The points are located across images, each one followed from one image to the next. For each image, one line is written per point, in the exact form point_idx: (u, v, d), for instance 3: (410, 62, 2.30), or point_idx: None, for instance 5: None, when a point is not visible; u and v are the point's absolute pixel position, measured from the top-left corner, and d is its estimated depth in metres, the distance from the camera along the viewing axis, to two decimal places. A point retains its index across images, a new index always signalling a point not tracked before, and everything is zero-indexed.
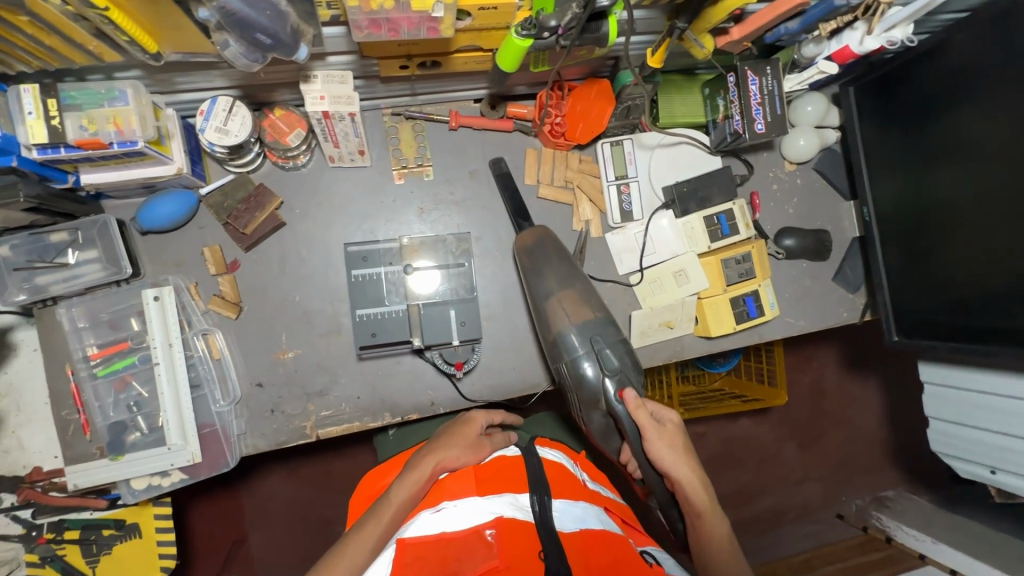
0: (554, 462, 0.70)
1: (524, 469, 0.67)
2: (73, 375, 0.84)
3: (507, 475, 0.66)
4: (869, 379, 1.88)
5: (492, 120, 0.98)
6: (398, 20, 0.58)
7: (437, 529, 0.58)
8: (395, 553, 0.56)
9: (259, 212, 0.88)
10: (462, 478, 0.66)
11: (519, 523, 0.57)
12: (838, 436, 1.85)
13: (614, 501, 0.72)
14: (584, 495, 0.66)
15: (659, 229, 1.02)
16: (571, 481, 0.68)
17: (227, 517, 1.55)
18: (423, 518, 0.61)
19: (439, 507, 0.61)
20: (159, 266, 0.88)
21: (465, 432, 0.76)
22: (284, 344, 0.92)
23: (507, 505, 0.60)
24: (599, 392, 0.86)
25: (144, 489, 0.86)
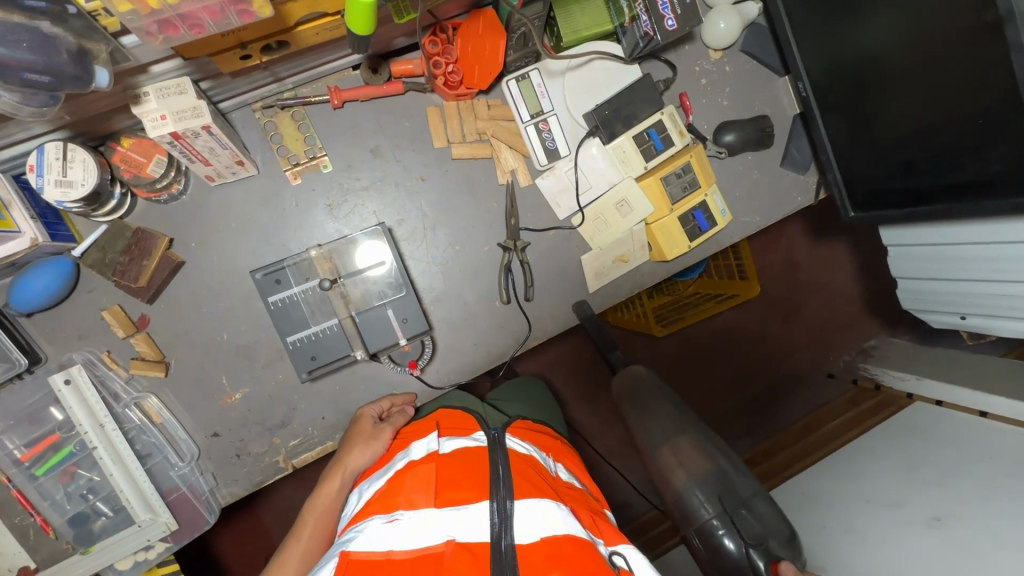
0: (522, 455, 0.66)
1: (487, 469, 0.63)
2: (9, 482, 0.77)
3: (471, 472, 0.62)
4: (838, 243, 1.88)
5: (379, 86, 0.86)
6: (194, 13, 0.47)
7: (385, 547, 0.53)
8: (339, 571, 0.52)
9: (147, 260, 0.78)
10: (421, 474, 0.61)
11: (471, 546, 0.54)
12: (817, 306, 1.88)
13: (581, 494, 0.68)
14: (550, 490, 0.61)
15: (590, 160, 0.94)
16: (536, 472, 0.64)
17: (253, 537, 1.56)
18: (375, 527, 0.56)
19: (394, 515, 0.57)
20: (60, 343, 0.80)
21: (359, 438, 0.78)
22: (227, 386, 0.85)
23: (460, 522, 0.56)
24: (745, 564, 0.77)
25: (132, 567, 0.84)
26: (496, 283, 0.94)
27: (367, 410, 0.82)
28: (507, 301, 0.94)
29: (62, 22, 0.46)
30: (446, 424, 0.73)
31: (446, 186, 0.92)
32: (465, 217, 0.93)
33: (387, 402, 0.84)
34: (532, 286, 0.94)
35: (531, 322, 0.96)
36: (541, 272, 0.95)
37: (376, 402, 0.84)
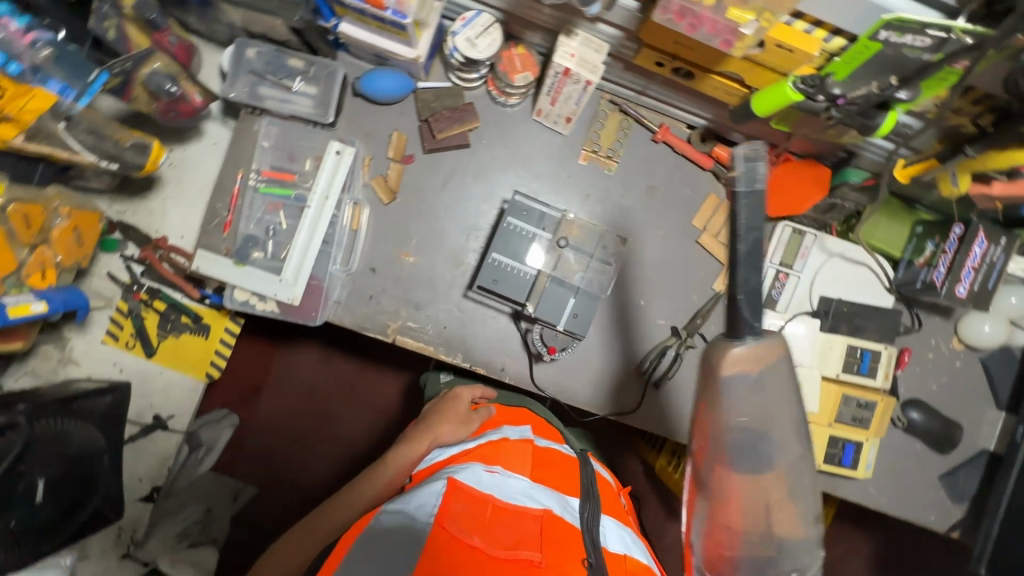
0: (601, 477, 0.78)
1: (574, 473, 0.73)
2: (242, 180, 0.92)
3: (559, 470, 0.72)
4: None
5: (696, 151, 0.96)
6: (704, 20, 0.58)
7: (488, 488, 0.63)
8: (449, 492, 0.61)
9: (457, 125, 0.92)
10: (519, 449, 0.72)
11: (564, 521, 0.63)
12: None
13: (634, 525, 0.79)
14: (622, 516, 0.72)
15: (797, 332, 0.95)
16: (610, 495, 0.76)
17: (252, 364, 1.42)
18: (477, 469, 0.66)
19: (493, 468, 0.67)
20: (352, 128, 0.93)
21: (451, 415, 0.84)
22: (410, 247, 0.95)
23: (550, 499, 0.65)
24: None
25: (240, 303, 0.91)
26: (644, 351, 0.98)
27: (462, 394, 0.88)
28: (641, 371, 0.97)
29: None
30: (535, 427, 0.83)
31: (674, 254, 0.99)
32: (667, 287, 0.99)
33: (482, 391, 0.90)
34: (669, 377, 0.98)
35: (643, 401, 0.98)
36: (683, 372, 0.99)
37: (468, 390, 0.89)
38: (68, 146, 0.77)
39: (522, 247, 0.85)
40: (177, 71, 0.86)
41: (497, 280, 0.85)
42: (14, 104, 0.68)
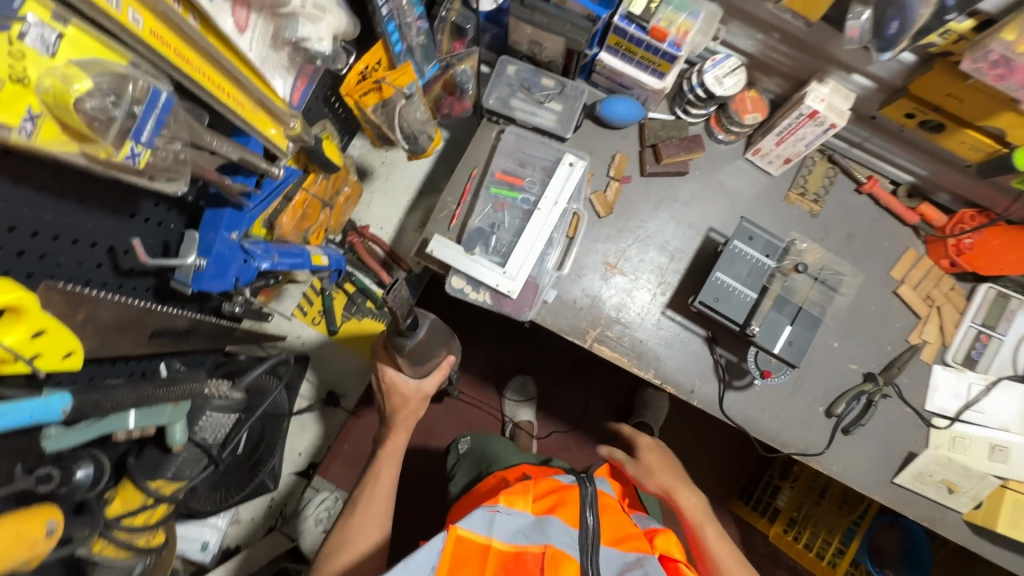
0: (604, 502, 0.84)
1: (580, 507, 0.78)
2: (474, 178, 1.00)
3: (564, 496, 0.80)
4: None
5: (901, 206, 1.00)
6: (1016, 70, 0.64)
7: (487, 533, 0.71)
8: (449, 544, 0.69)
9: (683, 153, 0.98)
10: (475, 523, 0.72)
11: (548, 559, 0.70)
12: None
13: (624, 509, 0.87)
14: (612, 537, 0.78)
15: (1005, 396, 0.94)
16: (615, 513, 0.83)
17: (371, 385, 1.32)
18: (479, 515, 0.73)
19: (495, 507, 0.75)
20: (579, 145, 1.01)
21: (399, 386, 0.97)
22: (617, 260, 1.00)
23: (555, 534, 0.73)
24: None
25: (455, 290, 0.97)
26: (837, 395, 0.97)
27: (396, 358, 0.91)
28: (831, 414, 0.97)
29: (934, 15, 0.65)
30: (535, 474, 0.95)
31: (872, 303, 0.99)
32: (863, 333, 0.99)
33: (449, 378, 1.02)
34: (860, 425, 0.96)
35: (831, 445, 0.97)
36: (875, 422, 0.97)
37: (389, 361, 0.97)
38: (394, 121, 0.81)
39: (745, 270, 0.88)
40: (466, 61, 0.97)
41: (718, 298, 0.88)
42: (374, 67, 0.77)
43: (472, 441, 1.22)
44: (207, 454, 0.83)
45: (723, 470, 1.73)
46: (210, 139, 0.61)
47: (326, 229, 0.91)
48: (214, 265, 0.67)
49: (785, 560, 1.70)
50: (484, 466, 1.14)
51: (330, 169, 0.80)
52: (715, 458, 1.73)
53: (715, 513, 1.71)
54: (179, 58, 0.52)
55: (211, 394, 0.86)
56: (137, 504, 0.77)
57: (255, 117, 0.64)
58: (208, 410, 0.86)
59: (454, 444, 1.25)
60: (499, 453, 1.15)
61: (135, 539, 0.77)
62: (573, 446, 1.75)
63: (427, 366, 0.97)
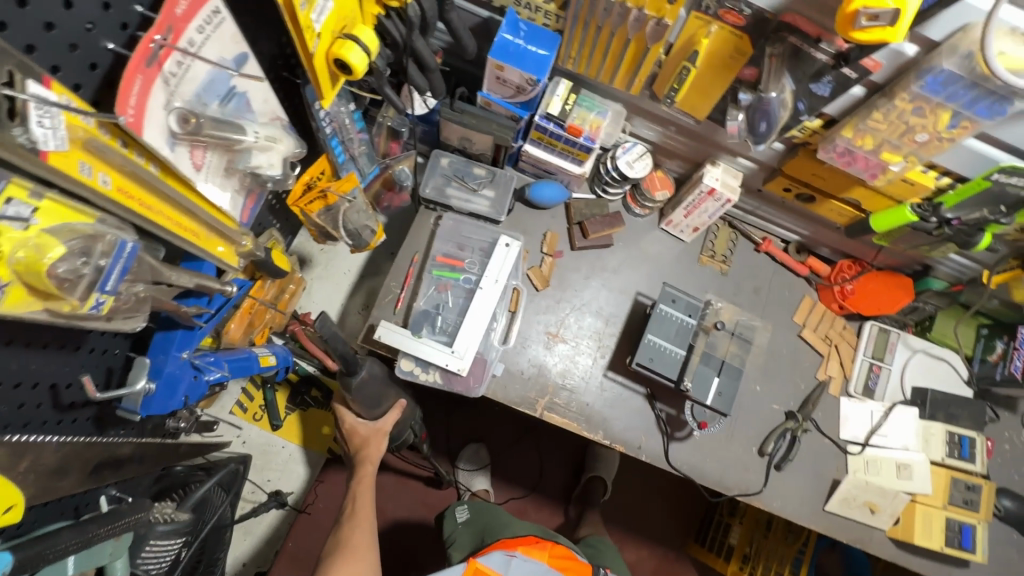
0: None
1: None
2: (416, 263, 1.04)
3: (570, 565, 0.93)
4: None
5: (793, 260, 1.15)
6: (859, 157, 0.80)
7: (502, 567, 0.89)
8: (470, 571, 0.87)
9: (606, 228, 1.09)
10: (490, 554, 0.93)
11: None
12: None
13: None
14: None
15: (901, 418, 1.07)
16: None
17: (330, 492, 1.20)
18: (500, 554, 0.90)
19: (511, 553, 0.91)
20: (513, 225, 1.09)
21: (357, 429, 1.03)
22: (558, 328, 1.06)
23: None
24: None
25: (406, 372, 0.98)
26: (766, 434, 1.07)
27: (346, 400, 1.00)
28: (763, 453, 1.05)
29: (792, 117, 0.80)
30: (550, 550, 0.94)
31: (782, 347, 1.12)
32: (779, 374, 1.10)
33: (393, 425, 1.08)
34: (789, 460, 1.05)
35: (768, 483, 1.05)
36: (801, 455, 1.07)
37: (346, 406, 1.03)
38: (338, 223, 0.89)
39: (672, 330, 0.97)
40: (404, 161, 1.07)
41: (652, 358, 0.95)
42: (319, 176, 0.87)
43: (471, 511, 1.19)
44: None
45: (676, 513, 1.77)
46: (170, 274, 0.65)
47: (269, 327, 0.95)
48: (163, 386, 0.71)
49: None
50: (489, 537, 1.13)
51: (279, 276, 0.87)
52: (667, 502, 1.78)
53: (675, 560, 1.74)
54: (140, 206, 0.57)
55: (156, 519, 0.79)
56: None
57: (208, 243, 0.69)
58: (151, 538, 0.76)
59: (449, 512, 1.20)
60: (504, 523, 1.14)
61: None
62: (530, 510, 1.74)
63: (381, 408, 1.03)
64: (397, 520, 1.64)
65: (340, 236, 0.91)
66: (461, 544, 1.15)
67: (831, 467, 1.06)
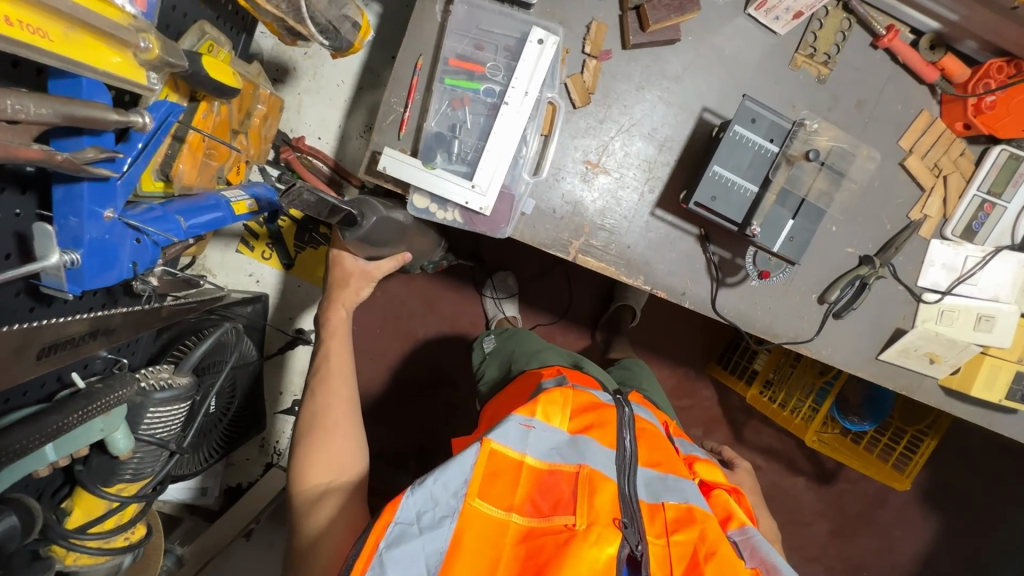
0: (647, 425, 0.84)
1: (616, 433, 0.76)
2: (422, 70, 0.81)
3: (599, 429, 0.76)
4: (932, 517, 1.89)
5: (921, 60, 0.86)
6: None
7: (520, 448, 0.69)
8: (483, 461, 0.67)
9: (675, 16, 0.80)
10: (503, 457, 0.68)
11: (597, 474, 0.69)
12: (871, 541, 1.89)
13: (657, 432, 0.85)
14: (662, 464, 0.77)
15: (998, 267, 0.92)
16: (659, 439, 0.83)
17: None
18: (513, 426, 0.71)
19: (529, 423, 0.72)
20: (548, 12, 0.82)
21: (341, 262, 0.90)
22: (598, 158, 0.87)
23: (590, 454, 0.71)
24: None
25: (420, 210, 0.84)
26: (830, 281, 0.93)
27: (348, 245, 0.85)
28: (822, 301, 0.94)
29: None
30: (571, 376, 0.90)
31: (875, 179, 0.91)
32: (862, 213, 0.92)
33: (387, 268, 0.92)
34: (852, 308, 0.94)
35: (820, 332, 0.95)
36: (865, 305, 0.95)
37: (345, 248, 0.90)
38: (298, 11, 0.62)
39: (746, 160, 0.77)
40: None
41: (715, 197, 0.78)
42: None
43: (498, 340, 1.17)
44: (167, 447, 0.75)
45: (701, 337, 1.78)
46: (9, 102, 0.43)
47: (246, 161, 0.84)
48: (95, 257, 0.56)
49: (756, 412, 1.85)
50: (516, 364, 1.07)
51: (225, 95, 0.68)
52: (694, 326, 1.78)
53: (694, 380, 1.81)
54: None
55: (149, 388, 0.72)
56: (101, 510, 0.73)
57: (73, 49, 0.46)
58: (151, 407, 0.71)
59: (479, 342, 1.21)
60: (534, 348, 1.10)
61: (110, 543, 0.75)
62: (557, 334, 1.75)
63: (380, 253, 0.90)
64: (426, 342, 1.70)
65: (309, 32, 0.65)
66: (490, 368, 1.13)
67: (897, 315, 0.95)
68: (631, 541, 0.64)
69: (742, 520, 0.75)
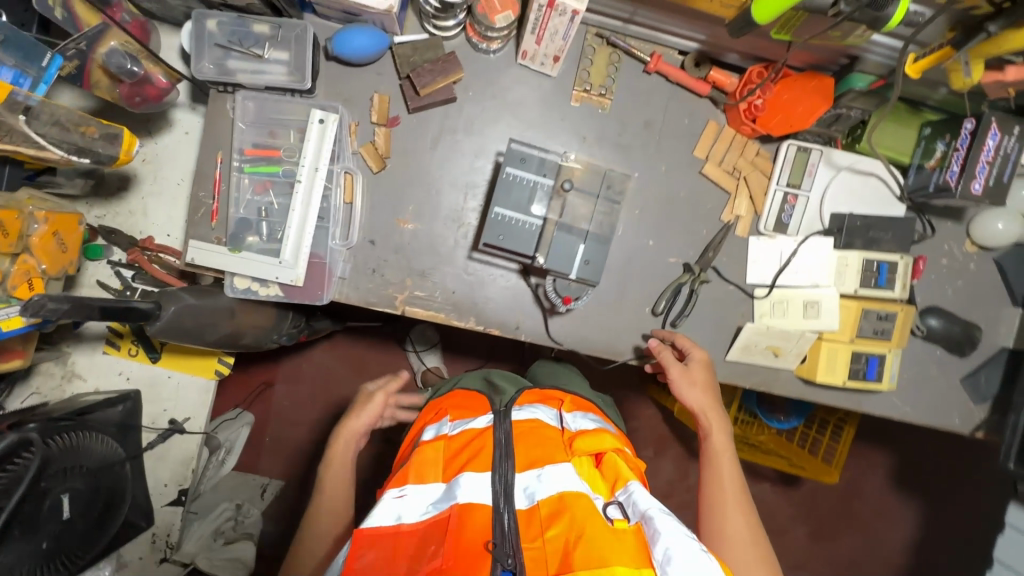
0: (529, 420, 0.76)
1: (492, 451, 0.71)
2: (223, 163, 0.87)
3: (473, 455, 0.71)
4: (913, 503, 1.78)
5: (691, 78, 0.92)
6: None
7: (393, 519, 0.66)
8: (354, 547, 0.63)
9: (441, 78, 0.86)
10: (374, 535, 0.64)
11: (469, 508, 0.64)
12: (856, 538, 1.77)
13: (549, 424, 0.78)
14: (544, 455, 0.71)
15: (811, 251, 0.94)
16: (544, 433, 0.75)
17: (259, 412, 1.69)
18: (386, 503, 0.68)
19: (400, 492, 0.69)
20: (331, 93, 0.88)
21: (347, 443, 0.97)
22: (408, 214, 0.92)
23: (460, 488, 0.66)
24: None
25: (242, 291, 0.88)
26: (659, 293, 0.96)
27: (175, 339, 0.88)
28: (657, 313, 0.96)
29: None
30: (455, 408, 0.83)
31: (680, 190, 0.96)
32: (675, 224, 0.96)
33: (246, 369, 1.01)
34: (685, 315, 0.96)
35: None
36: (700, 310, 0.97)
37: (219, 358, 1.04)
38: (32, 142, 0.73)
39: (523, 197, 0.82)
40: (138, 50, 0.82)
41: (502, 235, 0.82)
42: None
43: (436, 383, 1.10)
44: None
45: None
46: None
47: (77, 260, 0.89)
48: None
49: None
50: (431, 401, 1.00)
51: None
52: None
53: (632, 400, 1.80)
54: None
55: None
56: None
57: None
58: None
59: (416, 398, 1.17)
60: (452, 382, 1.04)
61: None
62: None
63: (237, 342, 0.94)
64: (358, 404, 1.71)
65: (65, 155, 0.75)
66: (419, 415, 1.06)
67: (734, 314, 0.97)
68: (503, 558, 0.60)
69: (627, 478, 0.71)
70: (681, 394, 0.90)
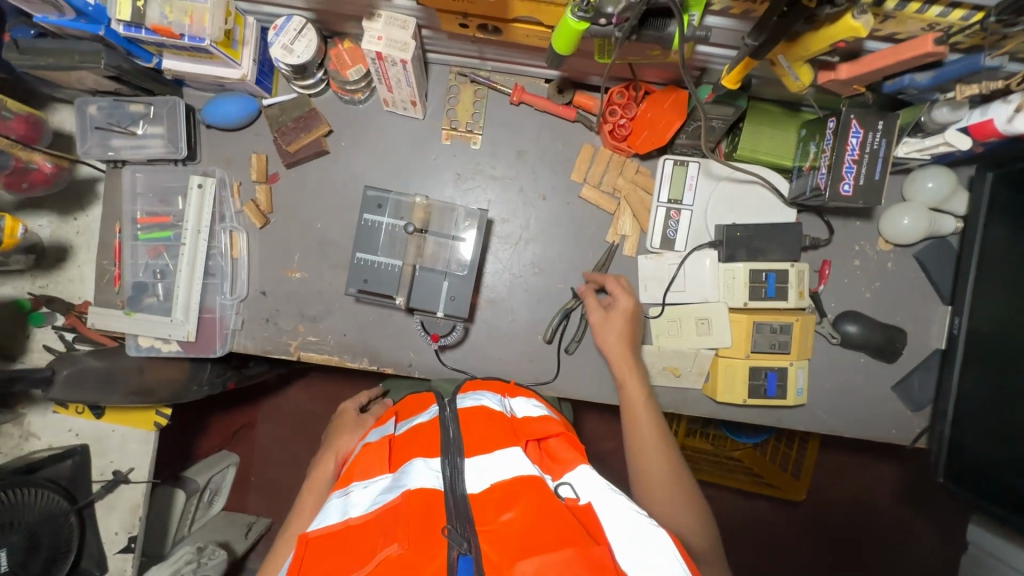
0: (473, 407, 0.70)
1: (438, 433, 0.64)
2: (120, 233, 0.93)
3: (415, 444, 0.65)
4: None
5: (556, 104, 0.92)
6: None
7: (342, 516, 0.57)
8: (300, 556, 0.54)
9: (304, 134, 0.91)
10: (318, 542, 0.55)
11: (423, 492, 0.56)
12: None
13: (500, 411, 0.71)
14: (493, 435, 0.64)
15: (696, 267, 0.91)
16: (492, 417, 0.68)
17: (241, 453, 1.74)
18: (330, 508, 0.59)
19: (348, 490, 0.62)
20: (213, 157, 0.94)
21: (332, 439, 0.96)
22: (294, 263, 0.96)
23: (410, 477, 0.58)
24: None
25: (147, 348, 0.94)
26: (549, 320, 0.95)
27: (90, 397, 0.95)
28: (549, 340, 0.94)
29: None
30: (404, 414, 0.78)
31: (560, 215, 0.95)
32: (561, 248, 0.95)
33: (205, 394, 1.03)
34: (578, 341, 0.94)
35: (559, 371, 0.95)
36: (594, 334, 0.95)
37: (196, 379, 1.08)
38: None
39: (383, 240, 0.84)
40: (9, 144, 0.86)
41: (367, 279, 0.84)
42: None
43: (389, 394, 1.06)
44: None
45: None
46: None
47: None
48: None
49: None
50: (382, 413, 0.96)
51: None
52: None
53: None
54: None
55: None
56: None
57: None
58: None
59: None
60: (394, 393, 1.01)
61: None
62: None
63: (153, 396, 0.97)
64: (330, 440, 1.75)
65: None
66: None
67: None
68: (458, 539, 0.51)
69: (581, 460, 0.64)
70: (606, 335, 0.87)
